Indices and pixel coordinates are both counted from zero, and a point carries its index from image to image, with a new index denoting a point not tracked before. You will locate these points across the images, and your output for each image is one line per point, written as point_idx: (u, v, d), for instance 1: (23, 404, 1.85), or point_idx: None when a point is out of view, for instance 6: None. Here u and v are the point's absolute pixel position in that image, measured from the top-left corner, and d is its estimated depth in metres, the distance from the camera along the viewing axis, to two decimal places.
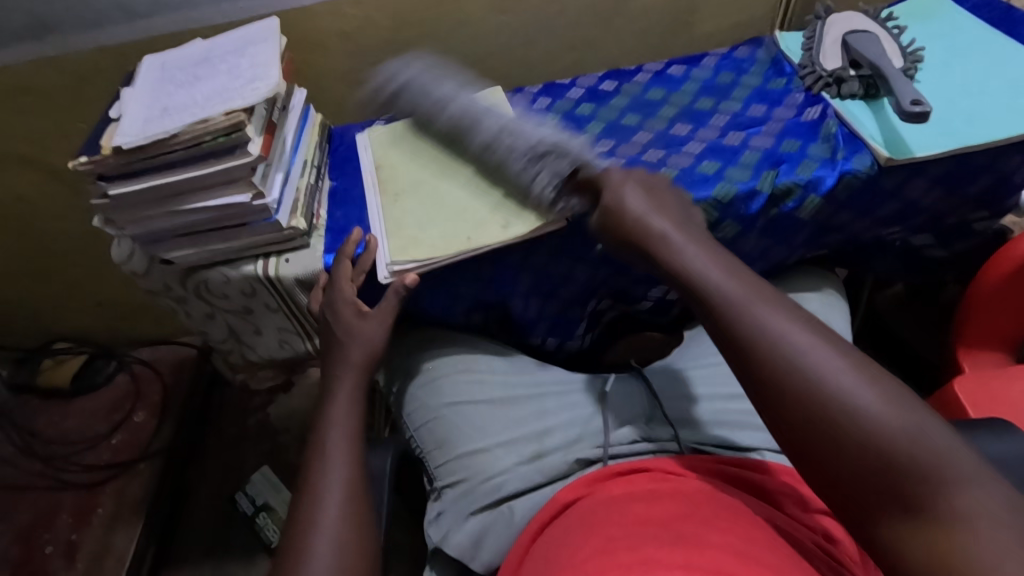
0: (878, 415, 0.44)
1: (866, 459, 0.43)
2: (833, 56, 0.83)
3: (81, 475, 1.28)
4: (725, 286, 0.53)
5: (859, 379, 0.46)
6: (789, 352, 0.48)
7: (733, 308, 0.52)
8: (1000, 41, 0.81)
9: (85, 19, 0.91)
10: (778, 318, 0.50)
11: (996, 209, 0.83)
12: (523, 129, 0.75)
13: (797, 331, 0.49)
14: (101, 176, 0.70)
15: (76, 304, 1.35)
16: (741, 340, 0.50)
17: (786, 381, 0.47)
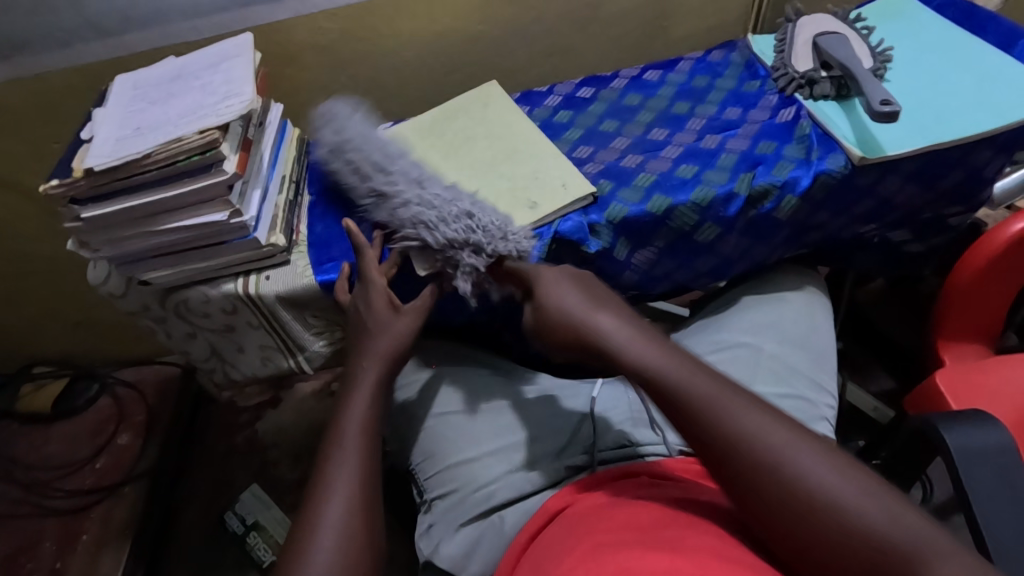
0: (861, 506, 0.47)
1: (853, 551, 0.46)
2: (805, 57, 0.84)
3: (65, 501, 1.26)
4: (695, 378, 0.55)
5: (816, 459, 0.49)
6: (762, 453, 0.50)
7: (709, 409, 0.53)
8: (967, 39, 0.82)
9: (55, 39, 0.90)
10: (746, 416, 0.52)
11: (967, 203, 0.85)
12: (432, 203, 0.71)
13: (760, 425, 0.52)
14: (73, 199, 0.69)
15: (56, 326, 1.33)
16: (715, 441, 0.52)
17: (761, 479, 0.49)
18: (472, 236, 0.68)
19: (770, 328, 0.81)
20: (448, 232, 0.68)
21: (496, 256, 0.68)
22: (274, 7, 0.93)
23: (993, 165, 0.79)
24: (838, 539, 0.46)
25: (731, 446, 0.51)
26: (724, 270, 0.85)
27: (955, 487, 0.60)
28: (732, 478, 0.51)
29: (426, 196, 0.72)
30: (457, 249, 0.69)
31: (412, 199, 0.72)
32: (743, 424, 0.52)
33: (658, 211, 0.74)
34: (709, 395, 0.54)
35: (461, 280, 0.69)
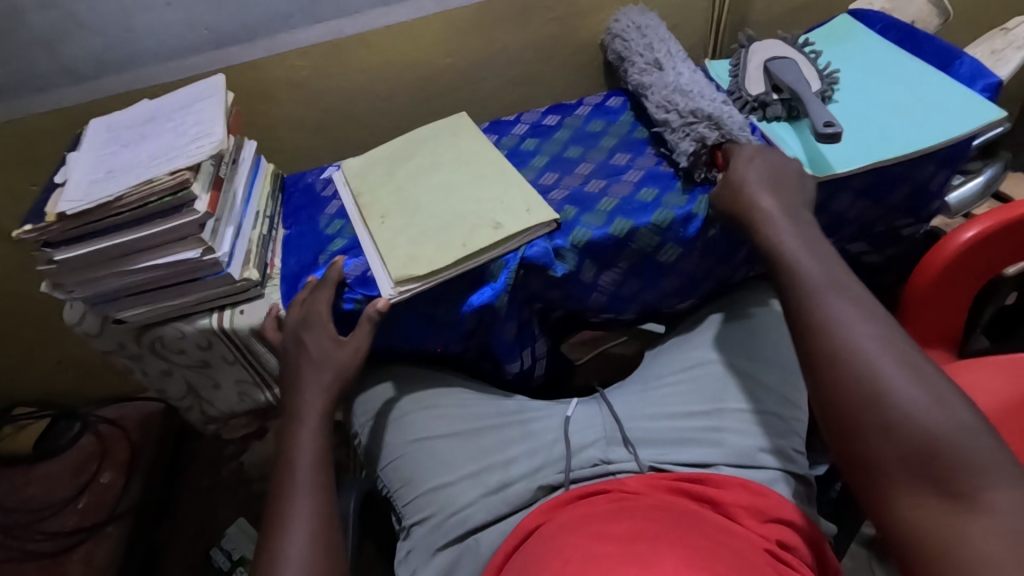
0: (918, 410, 0.49)
1: (905, 446, 0.48)
2: (757, 81, 0.88)
3: (47, 543, 1.24)
4: (810, 270, 0.61)
5: (898, 367, 0.52)
6: (849, 343, 0.54)
7: (820, 298, 0.58)
8: (909, 60, 0.87)
9: (30, 85, 0.92)
10: (845, 312, 0.56)
11: (918, 215, 0.88)
12: (690, 96, 0.82)
13: (858, 320, 0.56)
14: (47, 242, 0.71)
15: (37, 366, 1.32)
16: (807, 323, 0.58)
17: (835, 365, 0.54)
18: (715, 113, 0.78)
19: (738, 346, 0.82)
20: (700, 104, 0.79)
21: (719, 136, 0.77)
22: (246, 48, 0.96)
23: (938, 178, 0.83)
24: (892, 434, 0.49)
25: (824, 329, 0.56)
26: (691, 289, 0.87)
27: None
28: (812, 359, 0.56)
29: (691, 90, 0.83)
30: (694, 128, 0.79)
31: (679, 90, 0.83)
32: (836, 316, 0.56)
33: (621, 233, 0.77)
34: (817, 286, 0.60)
35: (686, 143, 0.78)
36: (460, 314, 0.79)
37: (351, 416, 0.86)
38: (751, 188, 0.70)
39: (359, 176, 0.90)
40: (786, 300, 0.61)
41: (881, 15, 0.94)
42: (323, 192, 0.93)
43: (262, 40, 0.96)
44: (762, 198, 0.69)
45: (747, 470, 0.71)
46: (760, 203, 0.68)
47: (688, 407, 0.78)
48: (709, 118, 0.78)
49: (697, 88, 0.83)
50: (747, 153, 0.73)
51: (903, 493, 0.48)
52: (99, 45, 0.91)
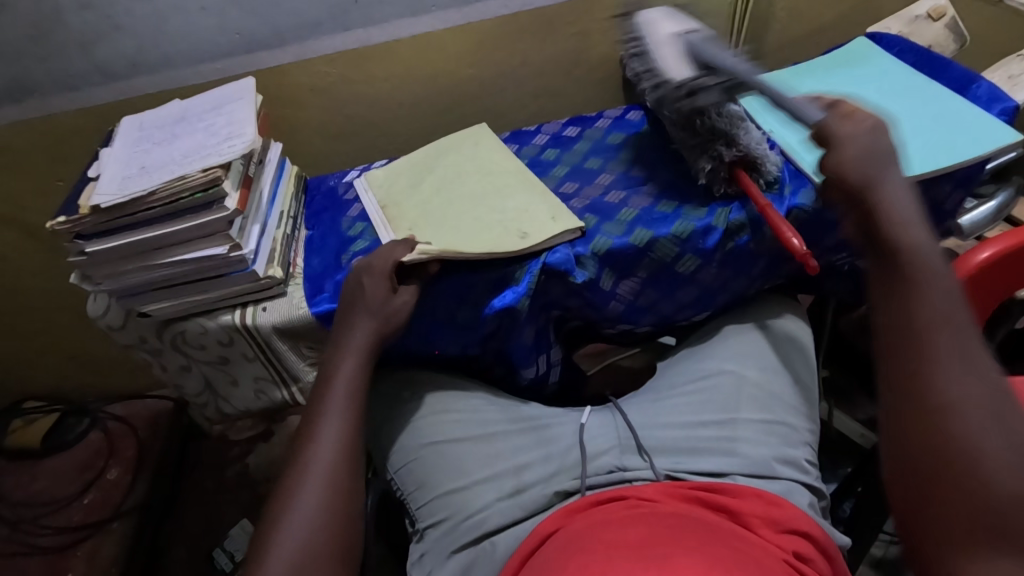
0: (999, 467, 0.49)
1: (981, 503, 0.48)
2: (664, 62, 0.83)
3: (52, 538, 1.24)
4: (924, 308, 0.57)
5: (1001, 423, 0.51)
6: (968, 406, 0.52)
7: (911, 335, 0.57)
8: (925, 82, 0.88)
9: (64, 84, 0.94)
10: (974, 368, 0.54)
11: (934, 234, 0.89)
12: None
13: (978, 371, 0.54)
14: (79, 234, 0.72)
15: (51, 361, 1.33)
16: (927, 369, 0.54)
17: (927, 409, 0.53)
18: (733, 131, 0.79)
19: (754, 359, 0.83)
20: (717, 122, 0.81)
21: (733, 155, 0.78)
22: (275, 53, 0.98)
23: (954, 198, 0.84)
24: (971, 492, 0.49)
25: (914, 362, 0.55)
26: (707, 301, 0.88)
27: None
28: (894, 388, 0.56)
29: None
30: (709, 146, 0.80)
31: None
32: (955, 366, 0.54)
33: (640, 243, 0.78)
34: (920, 318, 0.57)
35: (705, 160, 0.79)
36: (481, 316, 0.79)
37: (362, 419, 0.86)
38: (894, 223, 0.62)
39: (383, 186, 0.92)
40: (897, 301, 0.59)
41: (900, 39, 0.96)
42: (346, 195, 0.95)
43: (291, 46, 0.98)
44: (913, 246, 0.61)
45: (761, 479, 0.72)
46: (899, 231, 0.61)
47: (701, 416, 0.78)
48: (723, 136, 0.79)
49: None
50: (884, 180, 0.64)
51: (964, 559, 0.48)
52: (133, 46, 0.93)
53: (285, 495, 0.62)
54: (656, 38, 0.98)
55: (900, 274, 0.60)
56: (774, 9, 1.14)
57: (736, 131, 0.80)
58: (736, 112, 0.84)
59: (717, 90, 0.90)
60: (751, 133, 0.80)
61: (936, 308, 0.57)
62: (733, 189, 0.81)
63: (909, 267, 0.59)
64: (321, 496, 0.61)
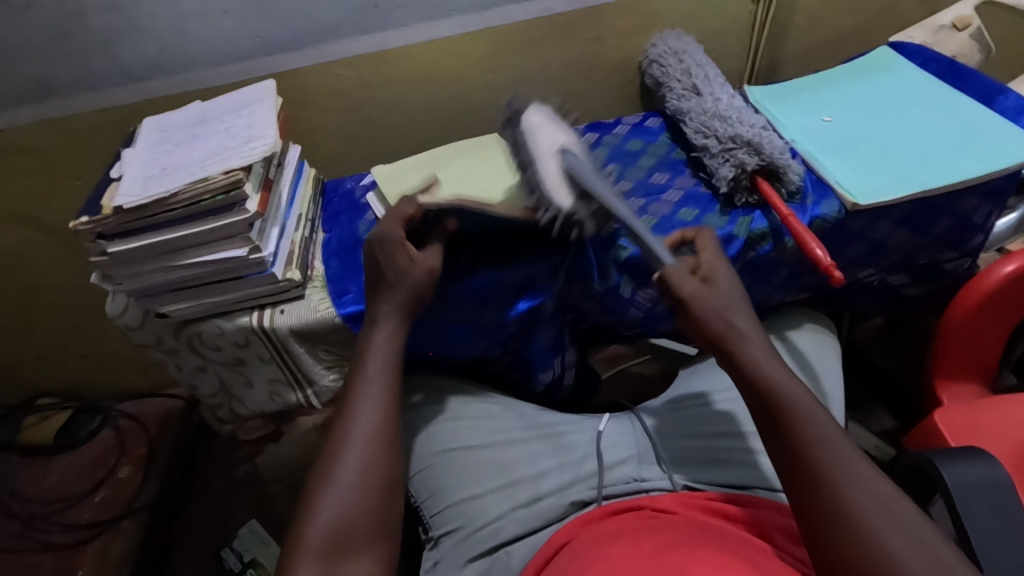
0: None
1: None
2: (560, 188, 0.72)
3: (63, 535, 1.24)
4: (802, 437, 0.55)
5: (907, 541, 0.49)
6: (883, 533, 0.49)
7: (807, 474, 0.54)
8: (951, 93, 0.87)
9: (87, 84, 0.95)
10: (867, 487, 0.52)
11: (958, 247, 0.88)
12: (729, 120, 0.83)
13: (871, 486, 0.52)
14: (100, 235, 0.72)
15: (65, 358, 1.34)
16: (835, 511, 0.51)
17: (849, 557, 0.49)
18: (755, 140, 0.79)
19: None
20: (739, 130, 0.81)
21: (756, 164, 0.78)
22: (295, 56, 0.98)
23: (980, 211, 0.83)
24: None
25: (822, 508, 0.52)
26: None
27: (953, 523, 0.62)
28: (813, 543, 0.52)
29: (730, 113, 0.84)
30: (731, 154, 0.80)
31: (716, 113, 0.85)
32: (856, 491, 0.52)
33: None
34: (804, 450, 0.54)
35: (726, 169, 0.79)
36: (511, 313, 0.80)
37: None
38: (753, 357, 0.60)
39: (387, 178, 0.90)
40: (779, 435, 0.57)
41: (923, 49, 0.95)
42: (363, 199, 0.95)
43: (311, 49, 0.98)
44: (774, 373, 0.59)
45: (784, 493, 0.71)
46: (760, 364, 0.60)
47: (722, 426, 0.78)
48: (745, 145, 0.79)
49: (735, 111, 0.85)
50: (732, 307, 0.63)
51: None
52: (155, 48, 0.94)
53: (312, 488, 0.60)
54: (675, 42, 0.97)
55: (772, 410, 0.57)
56: (794, 17, 1.13)
57: (759, 139, 0.79)
58: (757, 121, 0.84)
59: (739, 98, 0.89)
60: (774, 142, 0.80)
61: (817, 434, 0.55)
62: (756, 199, 0.80)
63: (773, 398, 0.57)
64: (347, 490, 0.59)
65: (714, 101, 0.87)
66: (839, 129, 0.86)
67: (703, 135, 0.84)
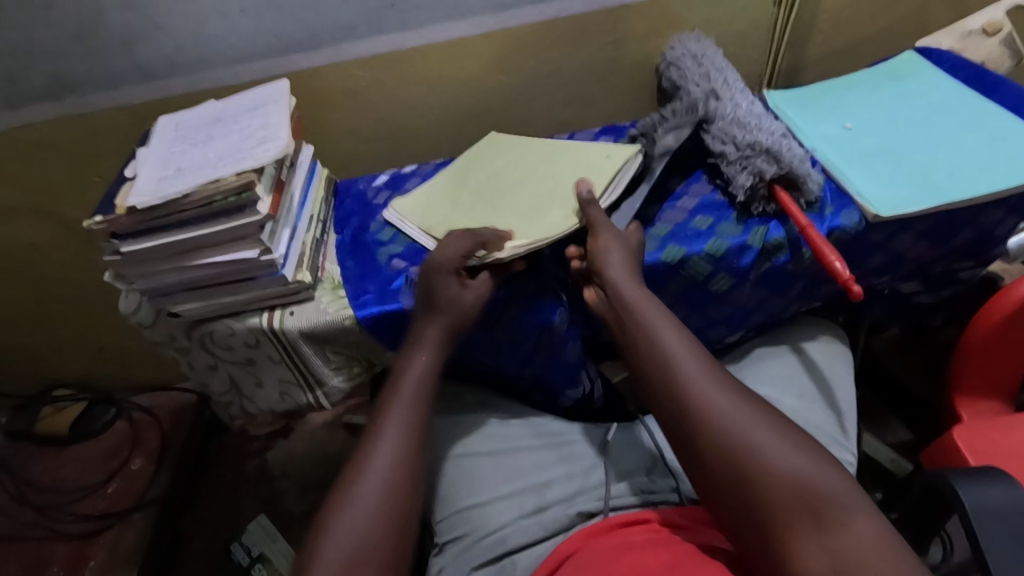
0: (774, 454, 0.53)
1: (785, 495, 0.51)
2: (622, 214, 0.79)
3: (76, 525, 1.26)
4: (662, 342, 0.63)
5: (757, 420, 0.56)
6: (765, 462, 0.53)
7: (668, 379, 0.60)
8: (979, 101, 0.85)
9: (105, 82, 0.96)
10: (754, 424, 0.56)
11: (981, 259, 0.86)
12: (748, 125, 0.81)
13: (755, 424, 0.56)
14: (114, 234, 0.73)
15: (81, 350, 1.36)
16: (692, 409, 0.58)
17: (745, 500, 0.53)
18: (775, 147, 0.77)
19: (791, 384, 0.81)
20: (759, 137, 0.78)
21: (775, 173, 0.76)
22: (310, 55, 0.98)
23: (1006, 223, 0.81)
24: (776, 488, 0.52)
25: (714, 461, 0.55)
26: (740, 322, 0.86)
27: (971, 545, 0.60)
28: (713, 498, 0.55)
29: (749, 119, 0.82)
30: (748, 162, 0.78)
31: (734, 118, 0.82)
32: (745, 431, 0.55)
33: (673, 260, 0.76)
34: (666, 357, 0.62)
35: (744, 176, 0.77)
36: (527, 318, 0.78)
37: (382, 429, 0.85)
38: (630, 291, 0.67)
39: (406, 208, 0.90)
40: (644, 347, 0.64)
41: (949, 55, 0.93)
42: (375, 200, 0.95)
43: (326, 49, 0.98)
44: (669, 337, 0.63)
45: None
46: (631, 290, 0.67)
47: None
48: (764, 153, 0.77)
49: (753, 117, 0.82)
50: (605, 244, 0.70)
51: (805, 539, 0.49)
52: (172, 47, 0.94)
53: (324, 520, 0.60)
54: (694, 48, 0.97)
55: (641, 328, 0.65)
56: (817, 20, 1.10)
57: (779, 147, 0.77)
58: (777, 127, 0.82)
59: (758, 103, 0.87)
60: (795, 150, 0.78)
61: (700, 390, 0.58)
62: (774, 207, 0.78)
63: (642, 319, 0.65)
64: (359, 526, 0.59)
65: (736, 107, 0.84)
66: (860, 138, 0.84)
67: (721, 141, 0.81)
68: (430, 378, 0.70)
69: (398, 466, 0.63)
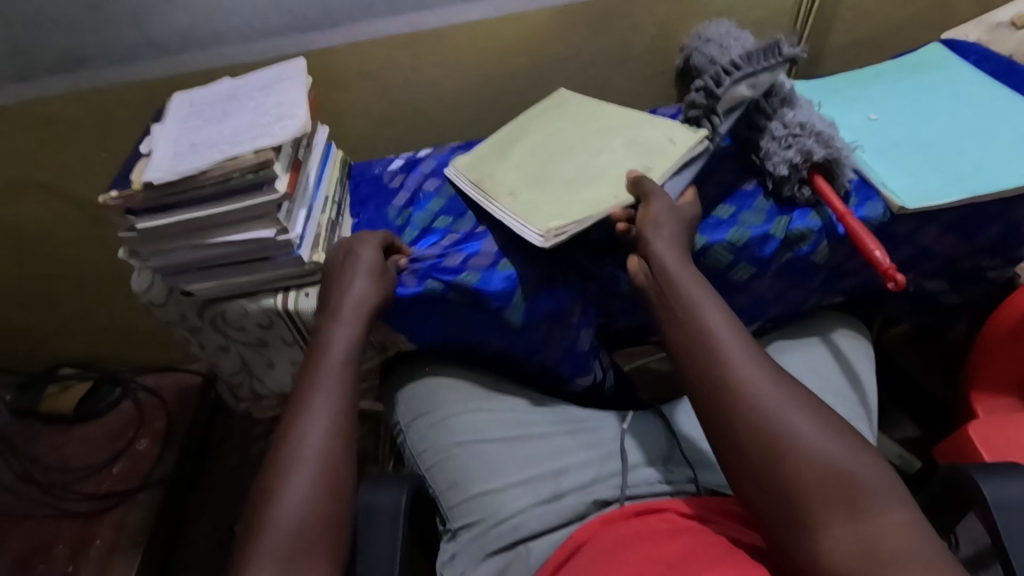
0: (810, 439, 0.53)
1: (822, 480, 0.51)
2: (678, 180, 0.76)
3: (80, 504, 1.26)
4: (700, 320, 0.61)
5: (796, 405, 0.55)
6: (801, 446, 0.52)
7: (705, 356, 0.59)
8: (1008, 94, 0.84)
9: (117, 56, 0.94)
10: (793, 406, 0.55)
11: (1004, 256, 0.85)
12: (802, 107, 0.79)
13: (791, 407, 0.55)
14: (129, 210, 0.72)
15: (87, 329, 1.35)
16: (728, 387, 0.57)
17: (782, 485, 0.52)
18: (827, 132, 0.75)
19: (810, 376, 0.80)
20: (810, 119, 0.77)
21: (824, 154, 0.74)
22: (326, 34, 0.96)
23: None
24: (813, 470, 0.51)
25: (750, 443, 0.54)
26: (758, 312, 0.85)
27: (992, 540, 0.59)
28: (742, 478, 0.54)
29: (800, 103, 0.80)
30: (797, 140, 0.76)
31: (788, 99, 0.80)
32: (782, 415, 0.54)
33: (694, 249, 0.76)
34: (705, 335, 0.60)
35: (791, 153, 0.75)
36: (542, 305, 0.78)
37: (396, 413, 0.85)
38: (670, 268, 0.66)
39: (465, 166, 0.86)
40: (679, 325, 0.63)
41: (977, 47, 0.92)
42: (391, 183, 0.93)
43: (342, 27, 0.96)
44: (708, 315, 0.62)
45: None
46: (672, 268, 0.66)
47: None
48: (818, 134, 0.75)
49: (802, 101, 0.81)
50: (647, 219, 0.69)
51: (834, 523, 0.49)
52: (186, 22, 0.93)
53: (276, 471, 0.59)
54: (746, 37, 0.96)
55: (677, 305, 0.63)
56: (840, 10, 1.09)
57: (829, 131, 0.76)
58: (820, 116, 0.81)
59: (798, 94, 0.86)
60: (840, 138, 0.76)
61: (738, 368, 0.57)
62: (807, 191, 0.76)
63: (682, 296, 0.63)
64: (308, 479, 0.58)
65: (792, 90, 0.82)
66: (886, 127, 0.83)
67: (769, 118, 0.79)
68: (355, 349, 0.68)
69: (339, 412, 0.62)
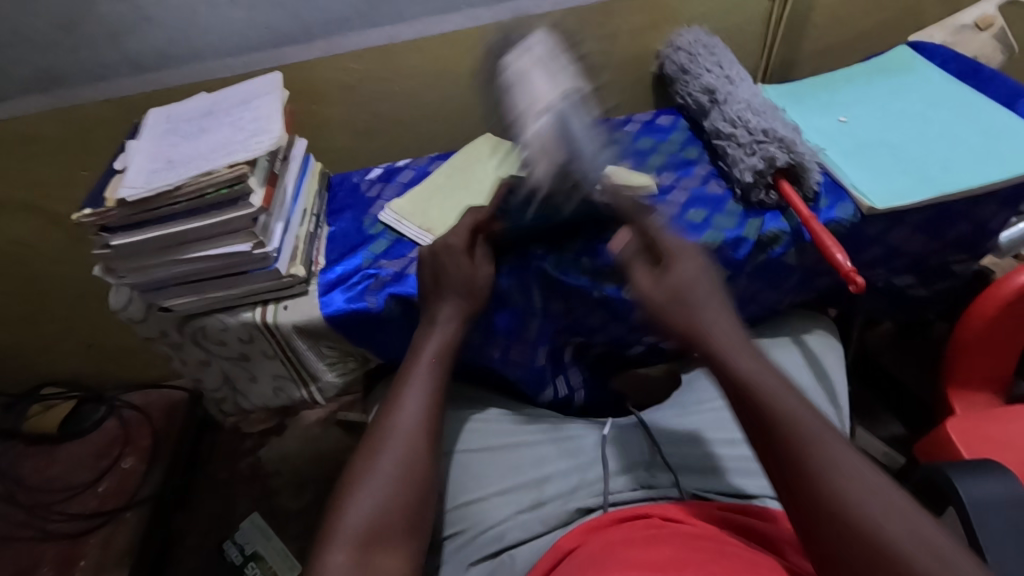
0: (886, 526, 0.46)
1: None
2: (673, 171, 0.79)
3: (66, 525, 1.24)
4: (751, 382, 0.55)
5: (865, 484, 0.49)
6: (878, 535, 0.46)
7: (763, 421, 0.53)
8: (973, 95, 0.85)
9: (95, 73, 0.94)
10: (863, 488, 0.48)
11: (973, 252, 0.86)
12: (767, 114, 0.81)
13: (858, 486, 0.49)
14: (104, 227, 0.72)
15: (71, 348, 1.34)
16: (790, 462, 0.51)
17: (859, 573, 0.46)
18: (788, 137, 0.77)
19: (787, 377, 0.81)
20: (773, 126, 0.79)
21: (788, 160, 0.76)
22: (303, 47, 0.97)
23: (999, 217, 0.81)
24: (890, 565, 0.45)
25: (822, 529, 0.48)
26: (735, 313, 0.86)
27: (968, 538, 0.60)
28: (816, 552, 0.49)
29: (765, 110, 0.82)
30: (761, 147, 0.78)
31: (750, 108, 0.82)
32: (849, 503, 0.48)
33: None
34: (759, 399, 0.54)
35: (755, 160, 0.77)
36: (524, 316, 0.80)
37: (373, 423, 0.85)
38: (709, 323, 0.59)
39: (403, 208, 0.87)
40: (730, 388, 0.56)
41: (943, 50, 0.93)
42: (369, 193, 0.94)
43: (319, 41, 0.97)
44: (763, 375, 0.55)
45: None
46: (717, 318, 0.59)
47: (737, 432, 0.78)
48: (782, 140, 0.77)
49: (765, 107, 0.83)
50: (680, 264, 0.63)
51: None
52: (162, 38, 0.93)
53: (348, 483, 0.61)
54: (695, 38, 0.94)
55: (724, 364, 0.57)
56: (811, 16, 1.11)
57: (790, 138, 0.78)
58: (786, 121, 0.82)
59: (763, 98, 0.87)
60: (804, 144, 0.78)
61: (798, 442, 0.51)
62: (774, 195, 0.78)
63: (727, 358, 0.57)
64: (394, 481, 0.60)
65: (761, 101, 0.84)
66: (856, 131, 0.84)
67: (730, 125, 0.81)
68: (446, 353, 0.71)
69: (429, 410, 0.66)
